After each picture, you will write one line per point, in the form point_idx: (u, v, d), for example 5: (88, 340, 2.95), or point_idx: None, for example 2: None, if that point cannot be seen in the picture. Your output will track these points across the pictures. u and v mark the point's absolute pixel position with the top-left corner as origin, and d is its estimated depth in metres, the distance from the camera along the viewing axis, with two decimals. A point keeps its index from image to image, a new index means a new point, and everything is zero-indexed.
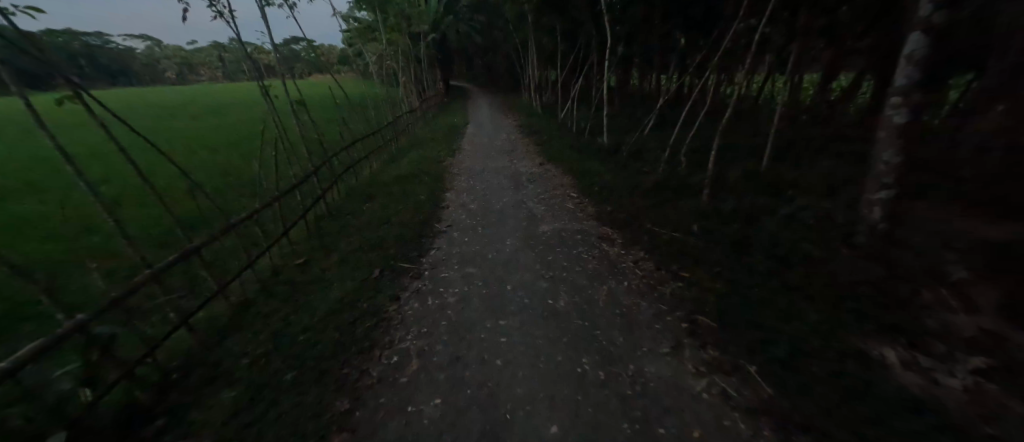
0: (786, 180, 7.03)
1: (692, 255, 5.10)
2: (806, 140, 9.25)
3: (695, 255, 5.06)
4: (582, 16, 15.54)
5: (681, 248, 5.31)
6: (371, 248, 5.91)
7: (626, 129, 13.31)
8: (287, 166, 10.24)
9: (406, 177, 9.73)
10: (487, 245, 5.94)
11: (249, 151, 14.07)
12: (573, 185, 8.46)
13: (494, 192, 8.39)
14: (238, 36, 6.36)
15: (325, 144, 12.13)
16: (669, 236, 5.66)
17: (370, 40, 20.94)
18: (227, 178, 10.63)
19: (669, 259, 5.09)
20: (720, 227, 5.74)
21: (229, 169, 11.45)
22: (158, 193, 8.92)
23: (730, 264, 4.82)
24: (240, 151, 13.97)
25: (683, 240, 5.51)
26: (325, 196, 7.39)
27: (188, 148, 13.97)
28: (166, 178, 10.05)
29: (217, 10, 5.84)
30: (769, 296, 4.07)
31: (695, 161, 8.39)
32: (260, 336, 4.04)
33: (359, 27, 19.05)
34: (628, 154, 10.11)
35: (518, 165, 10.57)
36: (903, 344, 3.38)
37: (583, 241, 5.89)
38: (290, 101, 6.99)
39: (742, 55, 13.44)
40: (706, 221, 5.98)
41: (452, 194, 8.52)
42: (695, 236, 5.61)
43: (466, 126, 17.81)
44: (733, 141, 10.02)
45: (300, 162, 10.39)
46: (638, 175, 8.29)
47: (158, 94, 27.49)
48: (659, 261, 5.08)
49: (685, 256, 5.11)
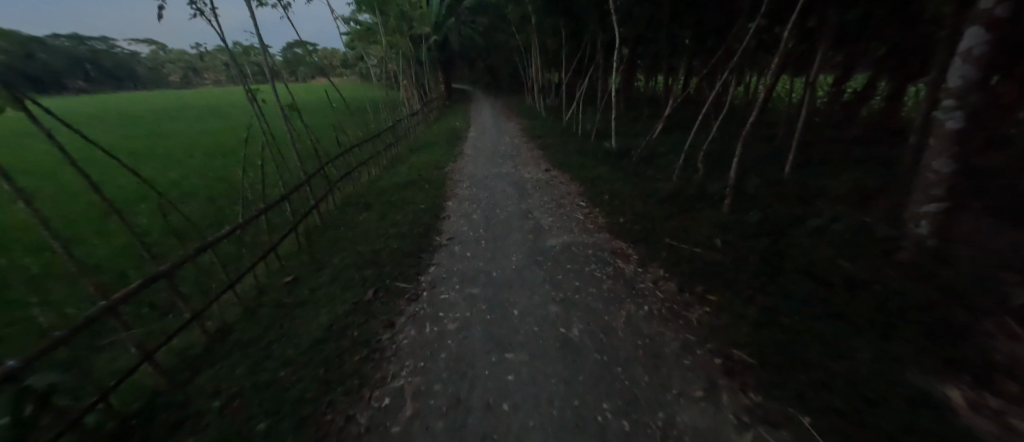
0: (813, 189, 6.54)
1: (719, 274, 4.59)
2: (828, 145, 8.77)
3: (721, 274, 4.57)
4: (587, 18, 15.12)
5: (705, 265, 4.81)
6: (365, 265, 5.46)
7: (633, 132, 12.88)
8: (282, 174, 9.87)
9: (405, 184, 9.31)
10: (491, 262, 5.46)
11: (244, 159, 13.69)
12: (581, 194, 8.00)
13: (497, 201, 7.94)
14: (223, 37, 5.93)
15: (324, 150, 11.77)
16: (690, 252, 5.17)
17: (371, 43, 20.65)
18: (217, 191, 10.19)
19: (692, 278, 4.61)
20: (746, 241, 5.24)
21: (221, 181, 11.03)
22: (147, 209, 8.57)
23: (761, 285, 4.30)
24: (236, 160, 13.59)
25: (706, 256, 5.02)
26: (317, 207, 6.96)
27: (184, 158, 13.69)
28: (159, 193, 9.73)
29: (198, 9, 5.41)
30: (813, 324, 3.56)
31: (710, 167, 7.93)
32: (236, 370, 3.56)
33: (360, 29, 18.72)
34: (638, 159, 9.64)
35: (523, 171, 10.12)
36: (967, 382, 2.74)
37: (595, 258, 5.41)
38: (281, 106, 6.57)
39: (754, 57, 12.98)
40: (730, 234, 5.48)
41: (453, 203, 8.08)
42: (719, 251, 5.11)
43: (468, 130, 17.43)
44: (748, 146, 9.56)
45: (297, 169, 10.01)
46: (651, 182, 7.82)
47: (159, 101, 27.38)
48: (682, 282, 4.59)
49: (710, 275, 4.63)
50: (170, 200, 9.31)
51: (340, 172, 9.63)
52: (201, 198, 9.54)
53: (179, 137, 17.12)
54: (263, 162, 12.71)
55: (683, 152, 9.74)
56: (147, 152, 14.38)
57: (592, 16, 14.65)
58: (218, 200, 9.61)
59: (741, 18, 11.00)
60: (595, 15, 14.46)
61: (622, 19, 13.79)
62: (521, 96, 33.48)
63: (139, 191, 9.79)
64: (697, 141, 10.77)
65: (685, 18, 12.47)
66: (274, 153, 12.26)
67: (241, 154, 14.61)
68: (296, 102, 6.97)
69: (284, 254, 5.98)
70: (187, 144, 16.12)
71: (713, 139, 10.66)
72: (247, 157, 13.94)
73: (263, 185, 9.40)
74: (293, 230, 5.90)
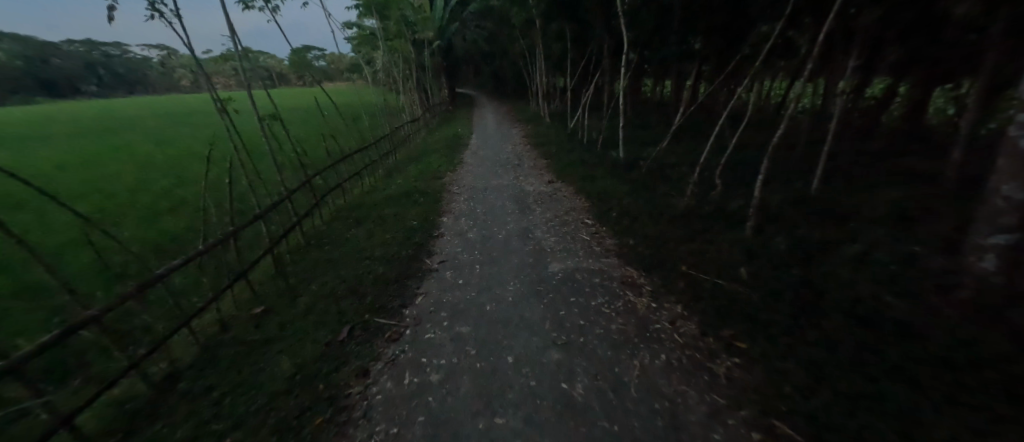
0: (844, 209, 5.87)
1: (746, 314, 3.93)
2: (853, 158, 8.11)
3: (753, 315, 3.89)
4: (593, 22, 14.60)
5: (729, 302, 4.16)
6: (343, 294, 4.89)
7: (641, 142, 12.29)
8: (271, 186, 9.42)
9: (398, 197, 8.80)
10: (485, 292, 4.87)
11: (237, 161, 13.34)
12: (585, 210, 7.40)
13: (495, 216, 7.39)
14: (190, 40, 5.44)
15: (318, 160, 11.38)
16: (710, 284, 4.52)
17: (373, 48, 20.36)
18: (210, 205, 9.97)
19: (716, 319, 3.93)
20: (774, 272, 4.57)
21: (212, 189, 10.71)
22: (130, 236, 8.25)
23: (801, 328, 3.61)
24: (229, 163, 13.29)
25: (730, 291, 4.37)
26: (298, 225, 6.43)
27: (180, 173, 13.43)
28: (146, 216, 9.43)
29: (159, 10, 4.91)
30: (880, 382, 2.81)
31: (727, 181, 7.28)
32: (170, 433, 2.92)
33: (361, 33, 18.44)
34: (646, 172, 9.06)
35: (525, 182, 9.55)
36: None
37: (602, 289, 4.77)
38: (259, 115, 6.08)
39: (768, 62, 12.37)
40: (754, 263, 4.83)
41: (449, 218, 7.53)
42: (743, 284, 4.46)
43: (470, 136, 17.00)
44: (764, 157, 8.91)
45: (287, 180, 9.57)
46: (661, 197, 7.21)
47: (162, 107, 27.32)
48: (704, 323, 3.93)
49: (737, 314, 3.96)
50: (163, 222, 9.17)
51: (330, 183, 9.16)
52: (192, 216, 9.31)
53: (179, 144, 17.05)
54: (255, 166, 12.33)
55: (695, 165, 9.12)
56: (145, 161, 14.28)
57: (598, 20, 14.14)
58: (208, 214, 9.33)
59: (756, 22, 10.37)
60: (602, 19, 13.94)
61: (629, 23, 13.25)
62: (525, 101, 33.09)
63: (132, 210, 9.68)
64: (709, 152, 10.16)
65: (695, 22, 11.89)
66: (267, 160, 11.85)
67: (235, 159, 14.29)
68: (278, 111, 6.48)
69: (256, 282, 5.43)
70: (188, 153, 16.03)
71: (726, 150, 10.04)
72: (240, 157, 13.58)
73: (251, 197, 8.95)
74: (268, 253, 5.37)
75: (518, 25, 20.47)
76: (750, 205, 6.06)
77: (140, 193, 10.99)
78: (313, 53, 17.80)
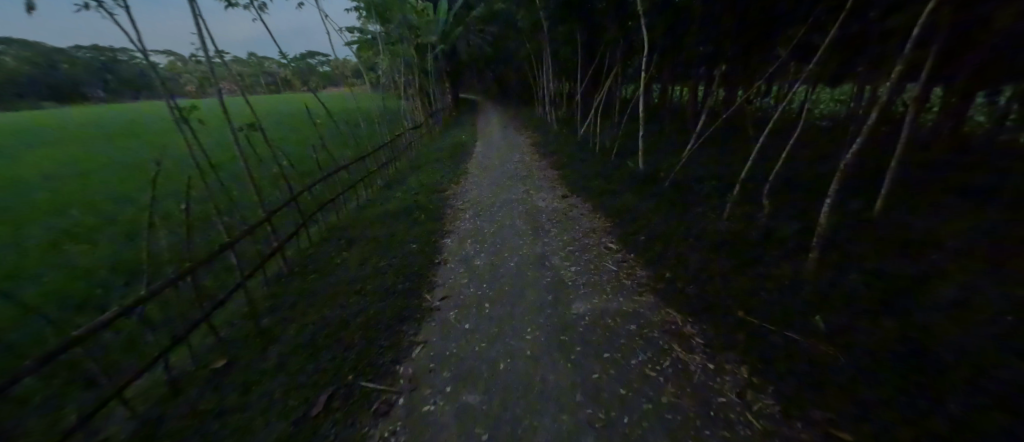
0: (914, 240, 4.97)
1: (843, 374, 2.95)
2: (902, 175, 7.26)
3: (851, 376, 2.92)
4: (606, 24, 13.83)
5: (812, 361, 3.21)
6: (324, 343, 3.99)
7: (658, 151, 11.51)
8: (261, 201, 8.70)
9: (396, 213, 7.98)
10: (498, 344, 3.94)
11: (229, 166, 12.61)
12: (607, 232, 6.53)
13: (506, 238, 6.54)
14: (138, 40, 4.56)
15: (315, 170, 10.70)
16: (779, 336, 3.60)
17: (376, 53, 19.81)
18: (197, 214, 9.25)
19: (802, 384, 2.97)
20: (858, 320, 3.63)
21: (200, 196, 9.99)
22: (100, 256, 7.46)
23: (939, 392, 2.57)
24: (220, 168, 12.56)
25: (809, 345, 3.42)
26: (280, 250, 5.63)
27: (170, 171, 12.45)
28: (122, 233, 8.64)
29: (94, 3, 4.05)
30: None
31: (767, 200, 6.42)
32: None
33: (364, 38, 17.87)
34: (669, 186, 8.23)
35: (536, 197, 8.72)
36: None
37: (643, 342, 3.84)
38: (236, 125, 5.29)
39: (794, 65, 11.55)
40: (828, 307, 3.89)
41: (453, 240, 6.69)
42: (824, 334, 3.51)
43: (475, 143, 16.27)
44: (802, 170, 8.03)
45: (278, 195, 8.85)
46: (694, 217, 6.35)
47: None
48: (789, 392, 2.96)
49: (827, 377, 2.99)
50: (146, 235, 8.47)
51: (324, 198, 8.42)
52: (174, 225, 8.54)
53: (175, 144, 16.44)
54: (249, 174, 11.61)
55: (723, 178, 8.27)
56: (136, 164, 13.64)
57: (611, 23, 13.41)
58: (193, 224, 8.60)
59: (787, 23, 9.56)
60: (615, 21, 13.18)
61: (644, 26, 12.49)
62: (530, 107, 32.50)
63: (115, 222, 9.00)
64: (736, 164, 9.32)
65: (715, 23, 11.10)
66: (260, 169, 11.12)
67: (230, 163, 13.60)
68: (259, 121, 5.71)
69: (224, 324, 4.58)
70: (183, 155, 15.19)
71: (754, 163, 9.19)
72: (233, 164, 12.86)
73: (237, 214, 8.21)
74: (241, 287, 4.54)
75: (524, 29, 19.84)
76: (807, 232, 5.16)
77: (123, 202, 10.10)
78: (316, 57, 17.26)
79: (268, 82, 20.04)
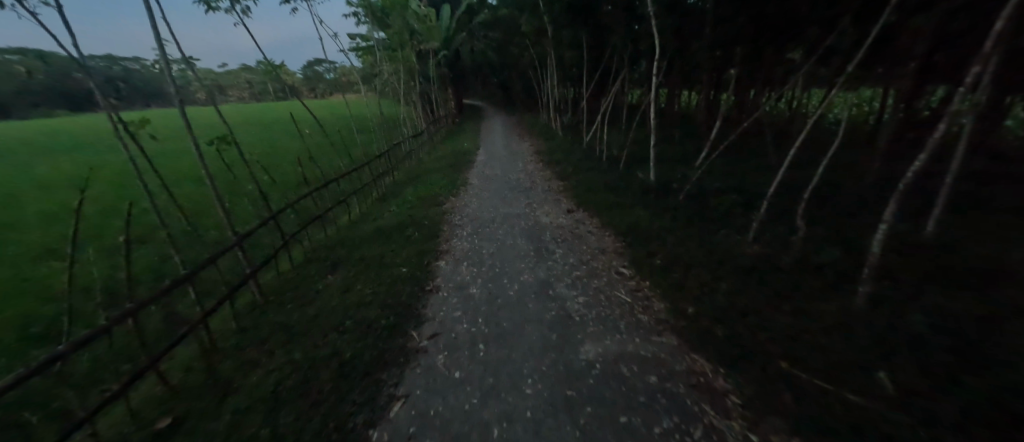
0: (982, 270, 4.22)
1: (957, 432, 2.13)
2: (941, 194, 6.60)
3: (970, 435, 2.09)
4: (612, 27, 13.31)
5: (901, 417, 2.40)
6: (280, 395, 3.31)
7: (668, 161, 10.89)
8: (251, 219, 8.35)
9: (388, 230, 7.44)
10: (490, 400, 3.21)
11: (223, 175, 12.21)
12: (617, 255, 5.88)
13: (505, 261, 5.93)
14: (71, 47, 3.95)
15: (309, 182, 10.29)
16: (840, 389, 2.85)
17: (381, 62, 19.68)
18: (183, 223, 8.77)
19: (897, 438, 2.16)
20: (947, 370, 2.84)
21: (190, 203, 9.56)
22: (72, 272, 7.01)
23: None
24: (214, 176, 12.16)
25: (886, 400, 2.63)
26: (252, 278, 5.05)
27: (163, 175, 12.02)
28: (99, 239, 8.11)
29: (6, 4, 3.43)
30: None
31: (796, 219, 5.75)
32: None
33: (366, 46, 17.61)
34: (683, 201, 7.60)
35: (539, 211, 8.13)
36: None
37: (667, 400, 3.08)
38: (208, 140, 4.81)
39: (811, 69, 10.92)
40: (898, 352, 3.13)
41: (448, 262, 6.09)
42: (910, 388, 2.70)
43: (477, 152, 15.79)
44: (830, 184, 7.34)
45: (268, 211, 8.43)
46: (714, 237, 5.70)
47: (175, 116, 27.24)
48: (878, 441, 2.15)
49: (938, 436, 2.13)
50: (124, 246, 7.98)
51: (314, 213, 7.96)
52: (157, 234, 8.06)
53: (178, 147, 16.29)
54: (242, 185, 11.18)
55: (742, 192, 7.61)
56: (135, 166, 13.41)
57: (618, 26, 12.89)
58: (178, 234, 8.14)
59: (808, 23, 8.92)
60: (621, 25, 12.70)
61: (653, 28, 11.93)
62: (535, 113, 32.06)
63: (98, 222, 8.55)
64: (754, 176, 8.66)
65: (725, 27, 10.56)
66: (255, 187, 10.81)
67: (225, 172, 13.25)
68: (234, 134, 5.21)
69: (175, 367, 3.95)
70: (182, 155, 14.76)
71: (774, 175, 8.52)
72: (228, 174, 12.48)
73: (225, 234, 7.83)
74: (196, 325, 3.93)
75: (528, 34, 19.46)
76: (852, 258, 4.45)
77: (108, 204, 9.62)
78: (323, 65, 17.22)
79: (271, 90, 19.93)
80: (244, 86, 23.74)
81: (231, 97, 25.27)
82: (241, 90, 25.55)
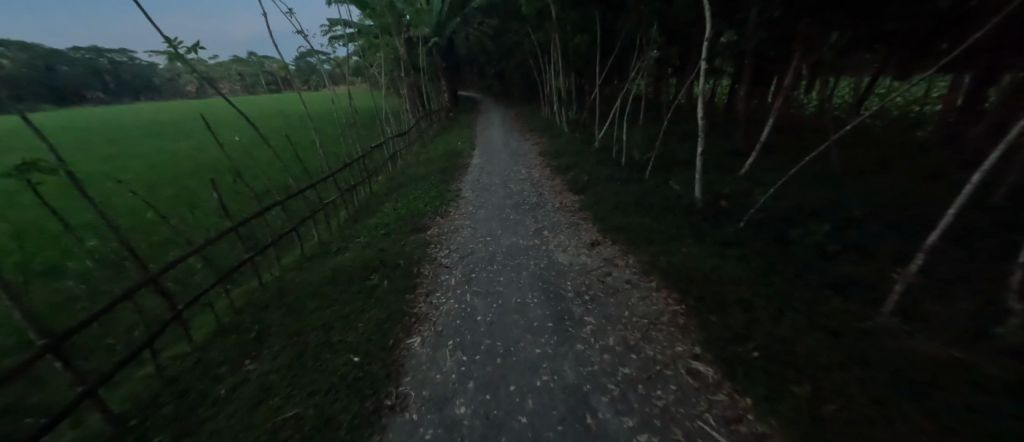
0: None
1: None
2: None
3: None
4: (629, 7, 11.25)
5: None
6: None
7: (700, 168, 9.07)
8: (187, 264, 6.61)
9: (348, 273, 5.53)
10: None
11: (183, 201, 10.67)
12: (681, 333, 3.84)
13: (511, 342, 3.90)
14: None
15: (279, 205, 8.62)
16: None
17: (372, 53, 17.77)
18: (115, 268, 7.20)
19: None
20: None
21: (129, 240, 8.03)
22: None
23: None
24: (174, 200, 10.65)
25: None
26: (93, 397, 3.01)
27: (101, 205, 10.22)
28: None
29: None
30: None
31: (939, 279, 3.89)
32: None
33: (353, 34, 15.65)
34: (743, 230, 5.72)
35: (551, 244, 6.16)
36: None
37: None
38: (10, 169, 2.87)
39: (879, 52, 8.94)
40: None
41: (425, 341, 4.07)
42: None
43: (472, 153, 13.84)
44: (938, 205, 5.50)
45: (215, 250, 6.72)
46: (829, 306, 3.74)
47: (151, 115, 25.26)
48: None
49: None
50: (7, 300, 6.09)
51: (261, 249, 6.12)
52: (68, 285, 6.36)
53: (147, 161, 14.94)
54: (201, 218, 9.52)
55: (822, 217, 5.72)
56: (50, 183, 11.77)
57: (637, 4, 10.84)
58: (100, 285, 6.50)
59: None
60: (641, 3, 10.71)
61: (680, 6, 9.89)
62: (535, 106, 30.02)
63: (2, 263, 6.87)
64: (822, 190, 6.81)
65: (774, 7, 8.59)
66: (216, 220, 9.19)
67: (186, 191, 11.56)
68: (56, 156, 3.16)
69: None
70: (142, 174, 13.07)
71: (848, 189, 6.69)
72: (190, 198, 10.92)
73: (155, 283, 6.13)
74: None
75: (529, 19, 17.41)
76: None
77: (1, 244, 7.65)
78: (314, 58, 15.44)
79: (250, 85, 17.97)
80: (234, 78, 21.97)
81: (223, 89, 23.67)
82: (233, 83, 23.84)
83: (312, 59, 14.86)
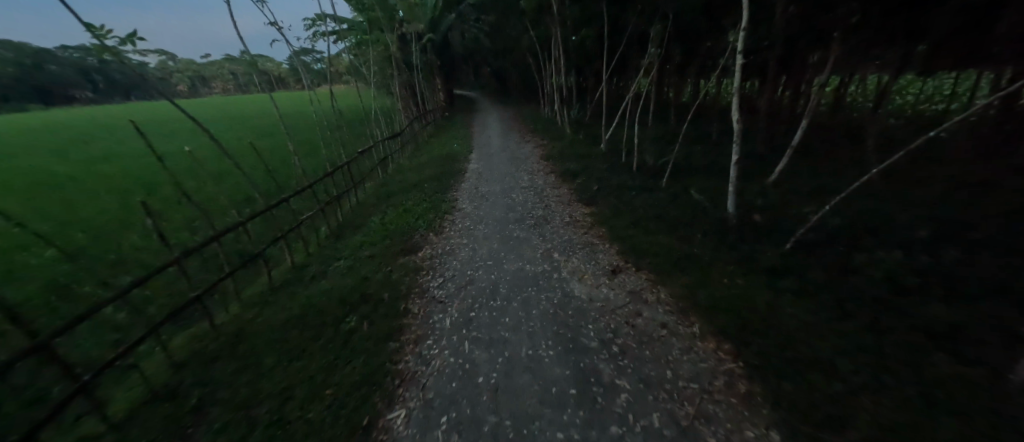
0: None
1: None
2: None
3: None
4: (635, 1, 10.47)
5: None
6: None
7: (722, 175, 8.21)
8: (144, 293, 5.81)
9: (321, 310, 4.58)
10: None
11: (155, 213, 9.88)
12: (748, 409, 2.85)
13: (525, 421, 2.88)
14: None
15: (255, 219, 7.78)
16: None
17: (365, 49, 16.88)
18: (64, 296, 6.31)
19: None
20: None
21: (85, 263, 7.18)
22: None
23: None
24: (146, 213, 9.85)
25: None
26: None
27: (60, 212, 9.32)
28: None
29: None
30: None
31: None
32: None
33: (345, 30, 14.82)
34: (789, 254, 4.87)
35: (564, 271, 5.27)
36: None
37: None
38: None
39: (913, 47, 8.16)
40: None
41: (411, 415, 3.07)
42: None
43: (468, 156, 12.94)
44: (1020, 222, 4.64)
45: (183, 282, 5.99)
46: (944, 370, 2.79)
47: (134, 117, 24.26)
48: None
49: None
50: None
51: (225, 278, 5.23)
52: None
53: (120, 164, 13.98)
54: (175, 234, 8.76)
55: (883, 238, 4.83)
56: None
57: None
58: (39, 320, 5.62)
59: None
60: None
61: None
62: (535, 105, 29.18)
63: None
64: (870, 203, 5.95)
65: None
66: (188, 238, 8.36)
67: (157, 201, 10.66)
68: None
69: None
70: (113, 180, 12.15)
71: (898, 201, 5.87)
72: (163, 209, 10.11)
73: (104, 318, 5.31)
74: None
75: (528, 15, 16.58)
76: None
77: None
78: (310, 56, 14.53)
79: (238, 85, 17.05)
80: (224, 77, 21.04)
81: (212, 87, 22.72)
82: (223, 82, 22.88)
83: (306, 57, 14.00)
